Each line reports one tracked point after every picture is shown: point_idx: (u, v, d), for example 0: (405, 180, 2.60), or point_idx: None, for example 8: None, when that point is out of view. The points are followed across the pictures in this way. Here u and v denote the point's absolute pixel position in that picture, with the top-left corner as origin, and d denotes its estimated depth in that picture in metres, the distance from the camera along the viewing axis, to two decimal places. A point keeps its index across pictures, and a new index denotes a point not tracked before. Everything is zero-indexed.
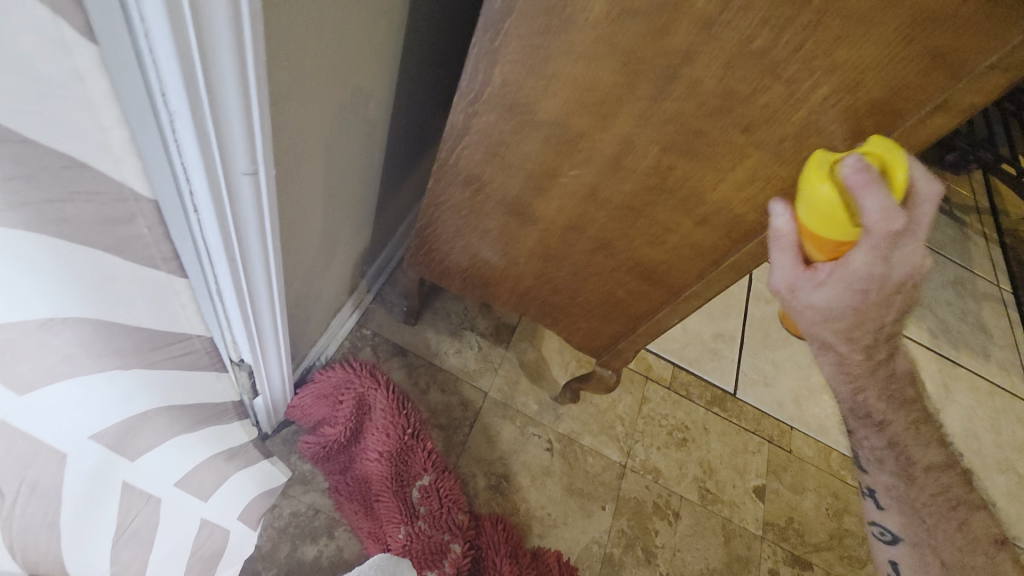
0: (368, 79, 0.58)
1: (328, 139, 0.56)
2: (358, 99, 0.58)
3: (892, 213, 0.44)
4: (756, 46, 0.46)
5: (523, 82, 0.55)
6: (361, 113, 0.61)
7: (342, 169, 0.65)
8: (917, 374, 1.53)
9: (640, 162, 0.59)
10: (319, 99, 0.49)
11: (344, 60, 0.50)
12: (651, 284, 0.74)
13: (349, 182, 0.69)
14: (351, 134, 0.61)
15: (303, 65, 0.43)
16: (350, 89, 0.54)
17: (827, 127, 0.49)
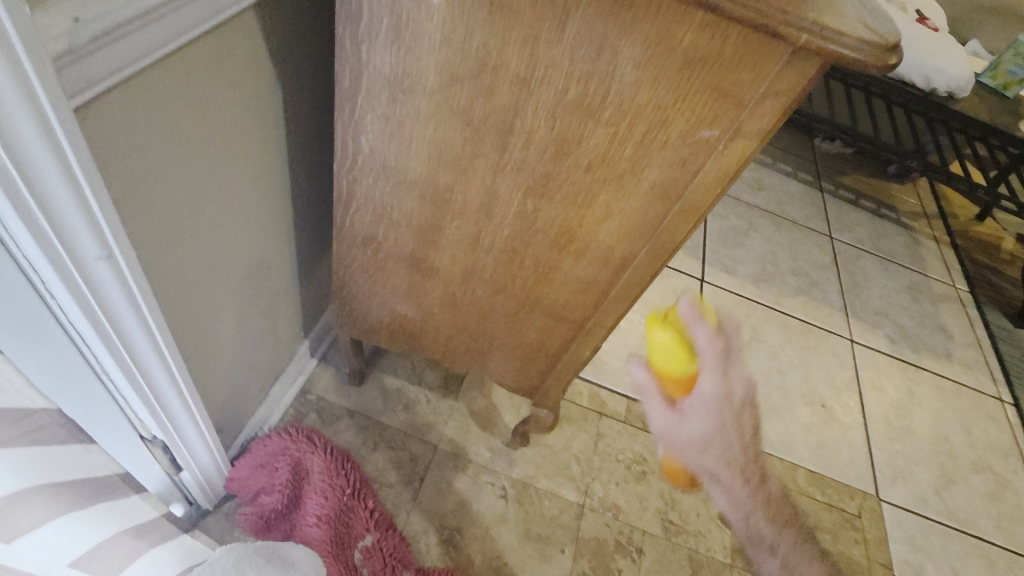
0: (247, 160, 0.63)
1: (205, 217, 0.60)
2: (239, 178, 0.63)
3: (709, 338, 0.80)
4: (569, 97, 0.51)
5: (387, 149, 0.61)
6: (248, 189, 0.66)
7: (238, 242, 0.69)
8: (880, 381, 1.55)
9: (506, 208, 0.64)
10: (179, 180, 0.53)
11: (205, 145, 0.55)
12: (555, 320, 0.78)
13: (250, 254, 0.73)
14: (238, 210, 0.66)
15: (146, 152, 0.47)
16: (222, 168, 0.59)
17: (654, 160, 0.54)
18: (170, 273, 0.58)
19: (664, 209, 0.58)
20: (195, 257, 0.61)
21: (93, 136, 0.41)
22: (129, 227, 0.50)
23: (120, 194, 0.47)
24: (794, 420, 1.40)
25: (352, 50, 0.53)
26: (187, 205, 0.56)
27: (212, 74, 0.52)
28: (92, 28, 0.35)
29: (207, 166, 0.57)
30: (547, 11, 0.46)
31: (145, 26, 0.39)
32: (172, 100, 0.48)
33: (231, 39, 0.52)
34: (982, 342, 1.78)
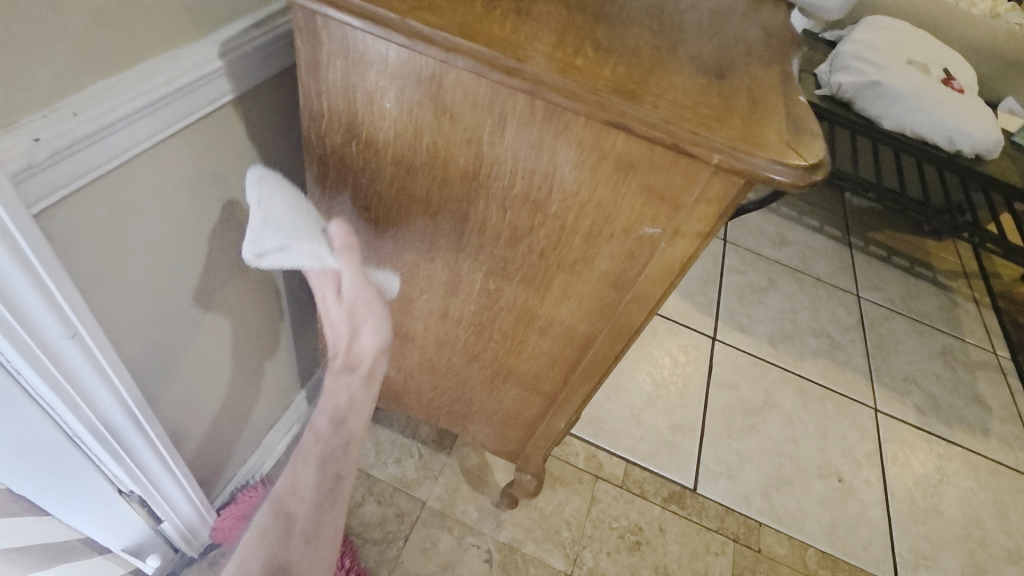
0: (233, 234, 0.67)
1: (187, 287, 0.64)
2: (225, 251, 0.67)
3: None
4: (515, 192, 0.53)
5: (357, 227, 0.64)
6: (235, 259, 0.70)
7: (226, 308, 0.73)
8: (905, 456, 1.46)
9: (470, 285, 0.65)
10: (158, 260, 0.57)
11: (188, 227, 0.59)
12: (528, 390, 0.78)
13: (238, 318, 0.76)
14: (225, 279, 0.70)
15: (120, 240, 0.51)
16: (204, 243, 0.63)
17: (602, 251, 0.54)
18: (151, 343, 0.62)
19: (617, 297, 0.58)
20: (180, 327, 0.65)
21: (60, 231, 0.45)
22: (106, 307, 0.54)
23: (97, 280, 0.51)
24: (807, 494, 1.33)
25: (318, 142, 0.57)
26: (169, 281, 0.60)
27: (194, 164, 0.56)
28: (52, 146, 0.39)
29: (191, 244, 0.61)
30: (485, 117, 0.48)
31: (110, 138, 0.44)
32: (150, 193, 0.52)
33: (212, 131, 0.56)
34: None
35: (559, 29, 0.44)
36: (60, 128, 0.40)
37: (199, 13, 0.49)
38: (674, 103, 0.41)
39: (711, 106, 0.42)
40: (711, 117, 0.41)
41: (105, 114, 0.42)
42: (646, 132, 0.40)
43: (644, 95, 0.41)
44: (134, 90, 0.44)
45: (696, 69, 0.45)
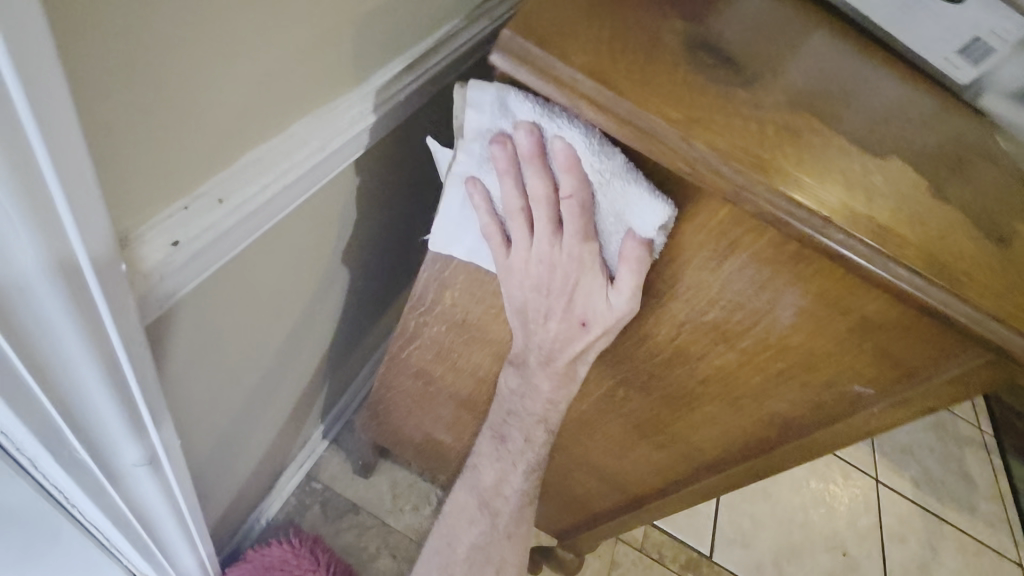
0: (317, 294, 0.56)
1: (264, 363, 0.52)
2: (306, 313, 0.56)
3: None
4: (705, 318, 0.44)
5: (473, 308, 0.54)
6: (314, 319, 0.59)
7: (290, 370, 0.62)
8: (903, 531, 1.47)
9: (592, 387, 0.57)
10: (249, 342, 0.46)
11: (284, 298, 0.48)
12: (610, 486, 0.71)
13: (298, 376, 0.65)
14: (300, 343, 0.59)
15: (221, 332, 0.40)
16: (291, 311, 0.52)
17: (783, 393, 0.47)
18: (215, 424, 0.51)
19: (777, 438, 0.51)
20: (245, 404, 0.54)
21: (165, 340, 0.34)
22: (189, 409, 0.42)
23: (188, 380, 0.40)
24: (813, 567, 1.32)
25: None
26: (253, 360, 0.49)
27: (307, 229, 0.45)
28: (193, 249, 0.29)
29: (281, 315, 0.50)
30: (707, 241, 0.39)
31: (249, 225, 0.33)
32: (262, 268, 0.41)
33: (333, 190, 0.45)
34: (1004, 495, 1.68)
35: (836, 156, 0.35)
36: (204, 224, 0.29)
37: (362, 57, 0.38)
38: (984, 287, 0.33)
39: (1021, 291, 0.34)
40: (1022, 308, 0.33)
41: (254, 197, 0.32)
42: (952, 316, 0.33)
43: (954, 272, 0.33)
44: (285, 160, 0.34)
45: (975, 224, 0.37)
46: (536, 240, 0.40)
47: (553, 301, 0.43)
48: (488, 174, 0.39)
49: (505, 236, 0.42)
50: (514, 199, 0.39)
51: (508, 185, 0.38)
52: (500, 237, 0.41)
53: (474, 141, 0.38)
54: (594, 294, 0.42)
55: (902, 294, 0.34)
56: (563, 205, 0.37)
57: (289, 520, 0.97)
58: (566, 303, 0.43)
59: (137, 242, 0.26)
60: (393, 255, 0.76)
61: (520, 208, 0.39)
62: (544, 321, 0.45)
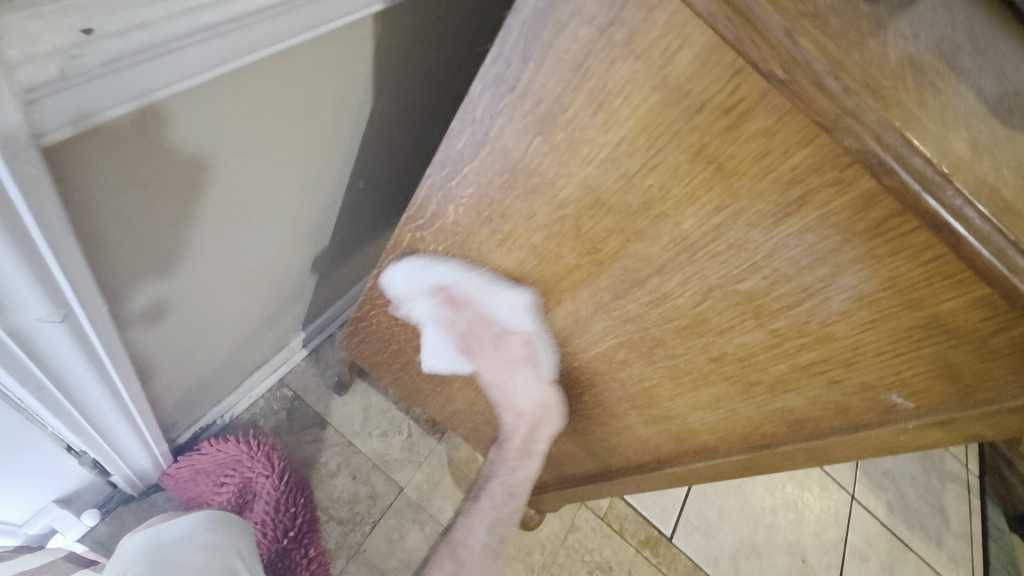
0: (293, 171, 0.49)
1: (221, 239, 0.48)
2: (282, 196, 0.51)
3: None
4: (741, 287, 0.37)
5: (476, 230, 0.48)
6: (288, 203, 0.53)
7: (252, 257, 0.56)
8: (866, 550, 1.45)
9: (591, 343, 0.51)
10: (199, 208, 0.41)
11: (240, 163, 0.41)
12: (586, 451, 0.66)
13: (263, 266, 0.60)
14: (269, 230, 0.54)
15: (158, 184, 0.36)
16: (260, 189, 0.47)
17: (807, 389, 0.41)
18: (154, 294, 0.46)
19: (783, 437, 0.45)
20: (195, 281, 0.49)
21: (74, 167, 0.29)
22: (102, 261, 0.37)
23: (102, 223, 0.34)
24: (770, 568, 1.30)
25: (481, 119, 0.39)
26: (195, 226, 0.43)
27: (274, 77, 0.38)
28: (103, 49, 0.23)
29: (240, 183, 0.43)
30: (773, 191, 0.32)
31: (193, 45, 0.28)
32: (209, 111, 0.34)
33: (313, 50, 0.39)
34: (974, 536, 1.65)
35: (976, 107, 0.27)
36: (125, 22, 0.24)
37: None
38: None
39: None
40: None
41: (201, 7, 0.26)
42: None
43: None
44: None
45: None
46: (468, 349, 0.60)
47: (500, 371, 0.59)
48: (431, 300, 0.57)
49: (461, 341, 0.60)
50: (460, 303, 0.55)
51: (437, 304, 0.57)
52: (456, 332, 0.59)
53: (422, 282, 0.56)
54: (523, 393, 0.59)
55: (986, 274, 0.28)
56: (475, 310, 0.55)
57: (253, 422, 0.94)
58: (504, 389, 0.60)
59: (21, 15, 0.22)
60: (399, 162, 0.69)
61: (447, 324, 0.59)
62: (497, 400, 0.63)
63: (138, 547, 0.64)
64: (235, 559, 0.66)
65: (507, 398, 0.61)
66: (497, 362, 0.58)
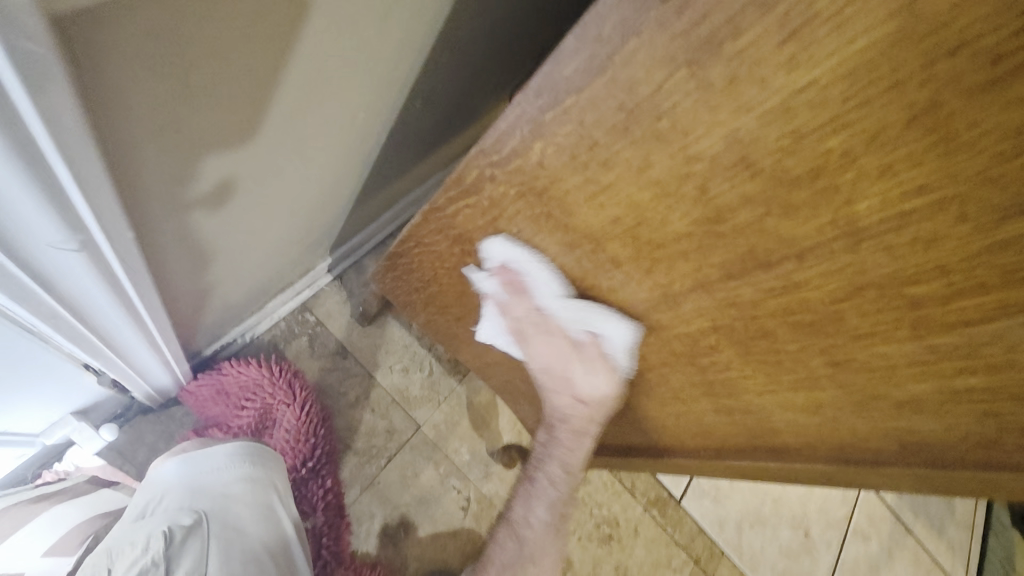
0: (350, 48, 0.42)
1: (282, 132, 0.44)
2: (346, 87, 0.47)
3: None
4: (908, 290, 0.30)
5: (566, 176, 0.40)
6: (350, 97, 0.49)
7: (302, 150, 0.50)
8: (868, 531, 1.45)
9: (676, 322, 0.44)
10: (263, 94, 0.38)
11: (306, 32, 0.36)
12: (632, 425, 0.61)
13: (316, 167, 0.55)
14: (332, 126, 0.50)
15: (215, 67, 0.31)
16: (327, 76, 0.43)
17: (947, 415, 0.34)
18: (210, 180, 0.42)
19: (890, 456, 0.39)
20: (256, 175, 0.47)
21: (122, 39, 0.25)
22: (141, 125, 0.31)
23: (141, 77, 0.28)
24: (773, 539, 1.30)
25: (608, 35, 0.30)
26: (254, 110, 0.38)
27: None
28: None
29: (300, 51, 0.37)
30: (1016, 178, 0.24)
31: None
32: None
33: None
34: (975, 528, 1.66)
35: None
36: None
37: None
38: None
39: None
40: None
41: None
42: None
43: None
44: None
45: None
46: (516, 299, 0.54)
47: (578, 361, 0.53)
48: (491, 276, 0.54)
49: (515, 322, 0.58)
50: (507, 313, 0.58)
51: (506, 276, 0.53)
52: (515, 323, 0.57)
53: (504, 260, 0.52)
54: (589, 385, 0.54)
55: None
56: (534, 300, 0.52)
57: (274, 344, 0.90)
58: (552, 391, 0.58)
59: None
60: (451, 65, 0.60)
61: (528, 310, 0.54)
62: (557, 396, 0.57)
63: (176, 466, 0.60)
64: (271, 489, 0.63)
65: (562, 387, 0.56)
66: (537, 346, 0.56)
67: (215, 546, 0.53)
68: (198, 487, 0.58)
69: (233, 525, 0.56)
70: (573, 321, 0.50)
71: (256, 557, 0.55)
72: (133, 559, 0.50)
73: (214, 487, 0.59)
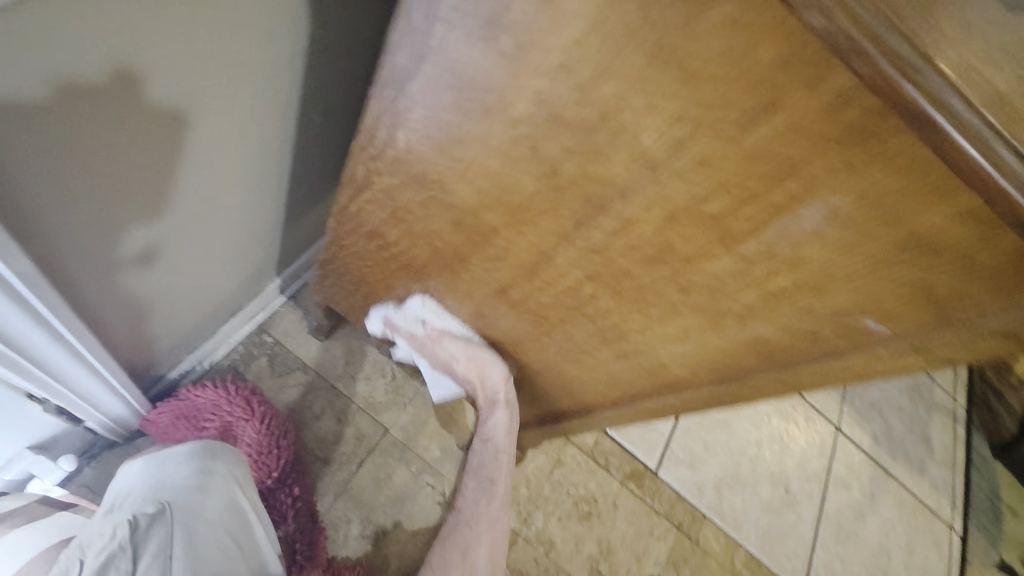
0: (229, 105, 0.50)
1: (193, 193, 0.55)
2: (247, 140, 0.56)
3: None
4: (708, 209, 0.34)
5: (430, 157, 0.44)
6: (253, 151, 0.58)
7: (218, 193, 0.59)
8: (848, 479, 1.49)
9: (558, 277, 0.48)
10: (161, 171, 0.49)
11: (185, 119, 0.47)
12: (561, 388, 0.65)
13: (242, 212, 0.66)
14: (243, 177, 0.60)
15: (106, 160, 0.43)
16: (222, 142, 0.53)
17: (780, 319, 0.39)
18: (137, 241, 0.54)
19: (754, 366, 0.44)
20: (180, 229, 0.58)
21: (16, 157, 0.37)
22: (57, 210, 0.43)
23: (37, 181, 0.39)
24: (753, 497, 1.34)
25: (419, 25, 0.35)
26: (157, 183, 0.50)
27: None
28: None
29: (175, 134, 0.47)
30: (740, 95, 0.28)
31: None
32: (93, 52, 0.36)
33: None
34: (956, 464, 1.70)
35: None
36: None
37: None
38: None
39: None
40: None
41: None
42: None
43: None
44: None
45: None
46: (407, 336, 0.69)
47: (463, 358, 0.66)
48: (399, 321, 0.69)
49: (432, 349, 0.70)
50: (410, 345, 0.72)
51: (406, 328, 0.68)
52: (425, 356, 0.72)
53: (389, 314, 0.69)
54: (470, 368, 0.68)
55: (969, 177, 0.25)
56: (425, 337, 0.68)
57: (234, 368, 0.93)
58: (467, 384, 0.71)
59: None
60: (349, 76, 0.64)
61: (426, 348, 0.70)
62: (480, 374, 0.67)
63: (141, 466, 0.63)
64: (235, 483, 0.66)
65: (483, 372, 0.67)
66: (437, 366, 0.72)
67: (179, 533, 0.58)
68: (161, 480, 0.61)
69: (197, 515, 0.60)
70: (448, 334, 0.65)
71: (220, 545, 0.60)
72: (101, 546, 0.54)
73: (176, 482, 0.62)
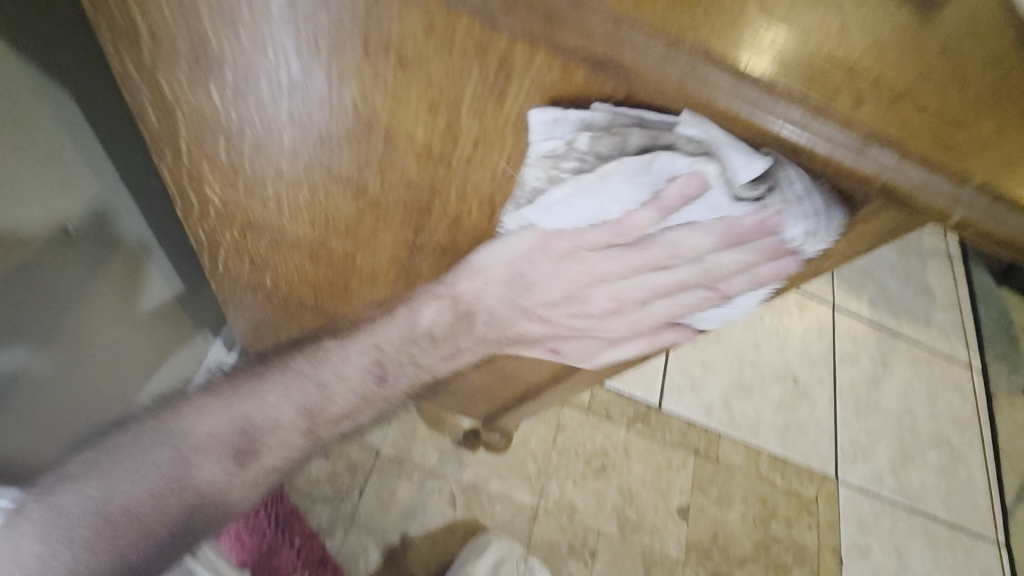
0: (124, 249, 0.56)
1: (114, 312, 0.60)
2: (132, 247, 0.57)
3: None
4: (514, 187, 0.32)
5: (248, 204, 0.41)
6: (146, 257, 0.60)
7: (137, 318, 0.65)
8: (855, 352, 1.48)
9: (432, 284, 0.45)
10: (69, 304, 0.53)
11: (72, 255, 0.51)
12: (502, 377, 0.63)
13: (171, 316, 0.71)
14: (155, 286, 0.64)
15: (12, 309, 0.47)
16: (116, 263, 0.56)
17: None
18: (84, 364, 0.60)
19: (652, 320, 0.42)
20: (113, 346, 0.63)
21: None
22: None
23: None
24: (764, 400, 1.33)
25: (144, 81, 0.31)
26: (72, 312, 0.54)
27: None
28: None
29: (72, 271, 0.52)
30: (471, 68, 0.25)
31: None
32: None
33: None
34: (961, 303, 1.67)
35: None
36: None
37: None
38: (898, 100, 0.21)
39: (954, 105, 0.22)
40: (959, 138, 0.22)
41: None
42: (827, 160, 0.22)
43: (836, 84, 0.21)
44: None
45: None
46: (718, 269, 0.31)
47: (581, 321, 0.40)
48: (711, 223, 0.28)
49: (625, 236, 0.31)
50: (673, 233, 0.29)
51: (713, 234, 0.29)
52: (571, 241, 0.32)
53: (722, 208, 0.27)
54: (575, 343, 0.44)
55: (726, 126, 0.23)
56: (677, 270, 0.32)
57: None
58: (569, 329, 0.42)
59: None
60: None
61: (609, 237, 0.30)
62: (525, 323, 0.42)
63: None
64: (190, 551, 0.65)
65: (519, 321, 0.42)
66: (588, 289, 0.35)
67: None
68: None
69: None
70: (653, 322, 0.39)
71: None
72: None
73: None
